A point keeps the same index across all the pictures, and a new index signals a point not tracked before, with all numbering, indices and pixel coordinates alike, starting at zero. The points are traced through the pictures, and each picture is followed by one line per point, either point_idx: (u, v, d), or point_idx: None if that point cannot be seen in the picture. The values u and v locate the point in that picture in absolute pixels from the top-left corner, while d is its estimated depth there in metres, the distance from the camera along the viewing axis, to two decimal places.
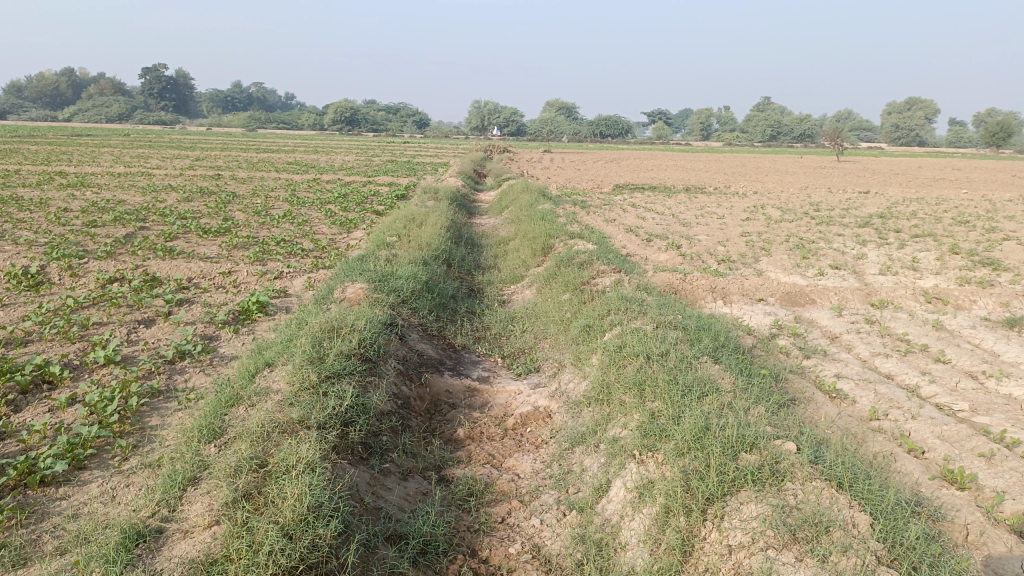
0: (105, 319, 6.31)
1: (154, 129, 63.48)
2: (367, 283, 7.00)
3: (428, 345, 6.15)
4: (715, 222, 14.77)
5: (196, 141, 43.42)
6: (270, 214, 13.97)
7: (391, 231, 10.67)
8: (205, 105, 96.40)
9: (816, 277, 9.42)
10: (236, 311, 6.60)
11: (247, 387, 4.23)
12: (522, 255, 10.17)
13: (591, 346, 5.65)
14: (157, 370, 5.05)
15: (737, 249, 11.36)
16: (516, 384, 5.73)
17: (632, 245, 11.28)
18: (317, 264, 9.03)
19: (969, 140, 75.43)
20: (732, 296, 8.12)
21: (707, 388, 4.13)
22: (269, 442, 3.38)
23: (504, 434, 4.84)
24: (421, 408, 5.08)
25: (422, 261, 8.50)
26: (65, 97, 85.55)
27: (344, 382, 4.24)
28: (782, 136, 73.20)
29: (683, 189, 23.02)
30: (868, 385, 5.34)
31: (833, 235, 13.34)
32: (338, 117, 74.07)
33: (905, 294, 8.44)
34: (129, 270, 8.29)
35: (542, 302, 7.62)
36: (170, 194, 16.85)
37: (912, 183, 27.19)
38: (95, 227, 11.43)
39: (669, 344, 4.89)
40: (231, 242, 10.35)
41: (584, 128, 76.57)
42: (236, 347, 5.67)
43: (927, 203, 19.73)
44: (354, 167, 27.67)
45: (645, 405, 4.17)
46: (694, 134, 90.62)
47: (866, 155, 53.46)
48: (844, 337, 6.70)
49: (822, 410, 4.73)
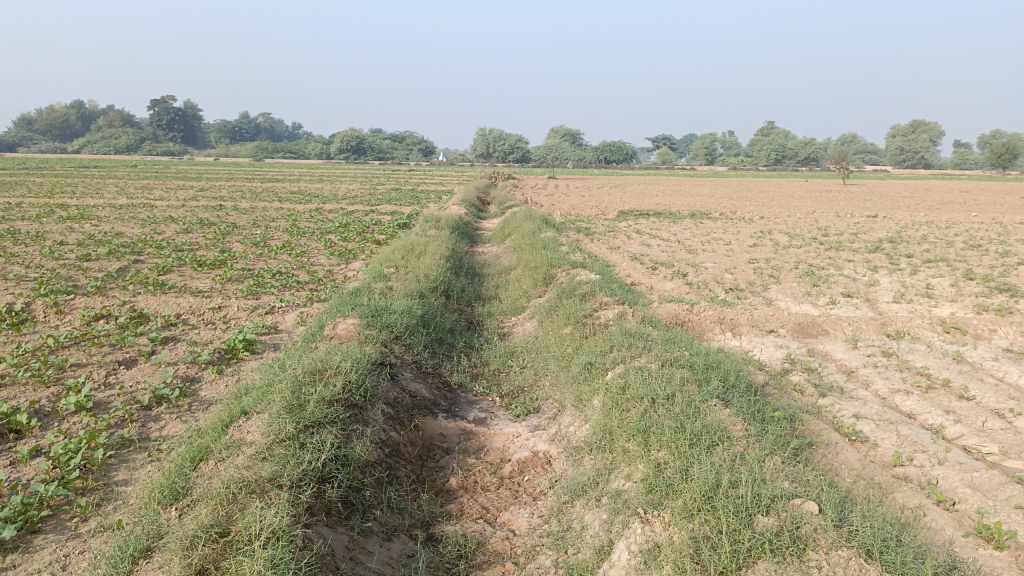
0: (84, 360, 6.03)
1: (161, 159, 63.91)
2: (359, 318, 6.71)
3: (421, 384, 5.84)
4: (722, 248, 14.49)
5: (200, 172, 43.44)
6: (269, 245, 13.74)
7: (389, 262, 10.39)
8: (213, 135, 97.27)
9: (827, 306, 9.10)
10: (222, 350, 6.31)
11: (219, 439, 3.92)
12: (523, 285, 9.89)
13: (593, 386, 5.31)
14: (130, 418, 4.75)
15: (745, 277, 11.06)
16: (514, 426, 5.41)
17: (636, 274, 10.99)
18: (311, 298, 8.75)
19: (975, 163, 75.27)
20: (741, 328, 7.80)
21: (718, 435, 3.80)
22: (234, 506, 3.08)
23: (500, 484, 4.52)
24: (411, 455, 4.76)
25: (419, 293, 8.21)
26: (74, 130, 86.22)
27: (325, 431, 3.94)
28: (787, 160, 73.10)
29: (689, 215, 22.77)
30: (890, 426, 5.00)
31: (843, 261, 13.01)
32: (344, 146, 74.42)
33: (922, 324, 8.10)
34: (116, 306, 8.03)
35: (543, 336, 7.31)
36: (170, 226, 16.67)
37: (920, 206, 26.92)
38: (88, 261, 11.20)
39: (675, 385, 4.56)
40: (225, 274, 10.09)
41: (588, 154, 76.67)
42: (217, 390, 5.37)
43: (937, 226, 19.42)
44: (358, 196, 27.59)
45: (649, 455, 3.84)
46: (699, 159, 90.71)
47: (871, 178, 53.21)
48: (861, 371, 6.36)
49: (841, 458, 4.39)
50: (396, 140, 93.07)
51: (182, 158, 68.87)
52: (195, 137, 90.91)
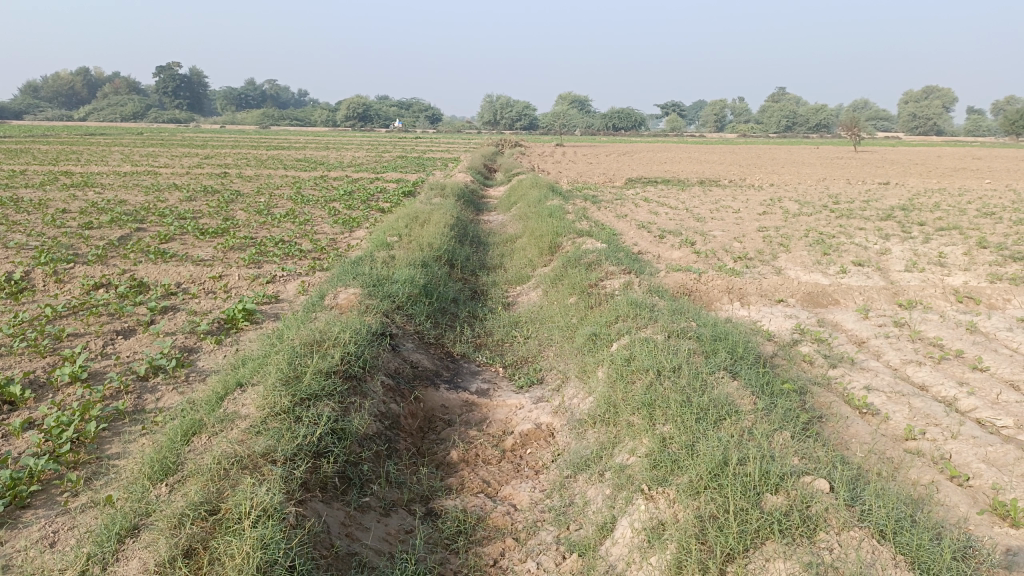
0: (81, 330, 5.94)
1: (166, 127, 63.55)
2: (361, 287, 6.59)
3: (423, 355, 5.75)
4: (730, 216, 14.27)
5: (206, 140, 43.18)
6: (272, 213, 13.59)
7: (392, 230, 10.23)
8: (219, 103, 96.78)
9: (838, 275, 8.93)
10: (221, 319, 6.21)
11: (213, 412, 3.84)
12: (528, 254, 9.75)
13: (597, 357, 5.20)
14: (125, 390, 4.67)
15: (754, 246, 10.88)
16: (517, 398, 5.32)
17: (643, 242, 10.83)
18: (313, 267, 8.63)
19: (988, 129, 74.24)
20: (750, 298, 7.65)
21: (726, 409, 3.68)
22: (224, 484, 3.00)
23: (503, 457, 4.43)
24: (412, 428, 4.68)
25: (422, 262, 8.08)
26: (79, 98, 85.82)
27: (322, 404, 3.84)
28: (798, 127, 72.19)
29: (698, 182, 22.50)
30: (902, 399, 4.88)
31: (855, 230, 12.79)
32: (349, 113, 73.84)
33: (935, 293, 7.93)
34: (116, 275, 7.92)
35: (548, 306, 7.19)
36: (173, 194, 16.52)
37: (932, 174, 26.49)
38: (90, 229, 11.08)
39: (682, 356, 4.44)
40: (227, 243, 9.97)
41: (596, 120, 75.83)
42: (216, 360, 5.29)
43: (949, 194, 19.11)
44: (362, 163, 27.36)
45: (655, 429, 3.74)
46: (708, 126, 89.71)
47: (883, 145, 52.49)
48: (872, 342, 6.22)
49: (851, 432, 4.28)
50: (402, 106, 92.28)
51: (188, 125, 68.31)
52: (201, 104, 90.22)
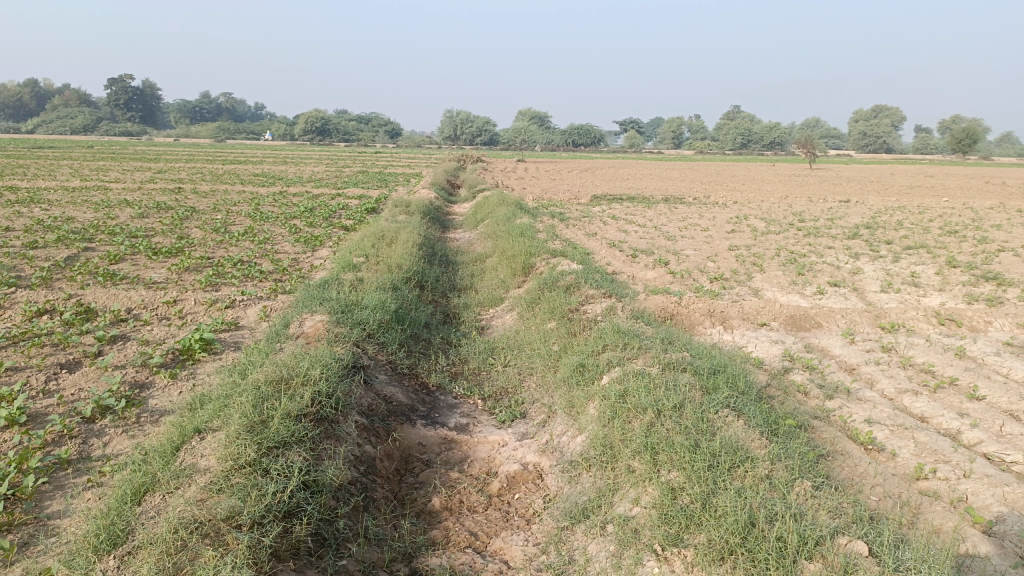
0: (21, 363, 5.42)
1: (118, 141, 62.10)
2: (328, 314, 6.18)
3: (397, 388, 5.36)
4: (700, 235, 14.15)
5: (158, 153, 42.25)
6: (230, 232, 13.04)
7: (358, 250, 9.81)
8: (174, 116, 95.14)
9: (816, 296, 8.78)
10: (176, 351, 5.76)
11: (168, 466, 3.41)
12: (500, 274, 9.43)
13: (586, 391, 4.87)
14: (68, 434, 4.19)
15: (728, 265, 10.72)
16: (499, 434, 4.97)
17: (617, 262, 10.59)
18: (274, 290, 8.19)
19: (936, 146, 76.24)
20: (732, 322, 7.43)
21: (739, 455, 3.39)
22: (181, 572, 2.62)
23: (489, 503, 4.06)
24: (388, 471, 4.30)
25: (391, 285, 7.70)
26: (27, 110, 83.48)
27: (292, 453, 3.45)
28: (753, 144, 73.42)
29: (662, 199, 22.47)
30: (906, 433, 4.66)
31: (824, 248, 12.73)
32: (308, 128, 73.08)
33: (917, 315, 7.79)
34: (61, 300, 7.37)
35: (526, 331, 6.86)
36: (124, 210, 15.84)
37: (888, 191, 26.87)
38: (35, 249, 10.45)
39: (682, 393, 4.12)
40: (183, 264, 9.46)
41: (557, 136, 76.03)
42: (171, 398, 4.84)
43: (910, 212, 19.31)
44: (322, 178, 26.85)
45: (662, 477, 3.42)
46: (666, 142, 90.67)
47: (837, 162, 53.50)
48: (863, 369, 6.01)
49: (858, 471, 4.03)
50: (361, 121, 91.59)
51: (142, 139, 66.73)
52: (154, 117, 88.17)
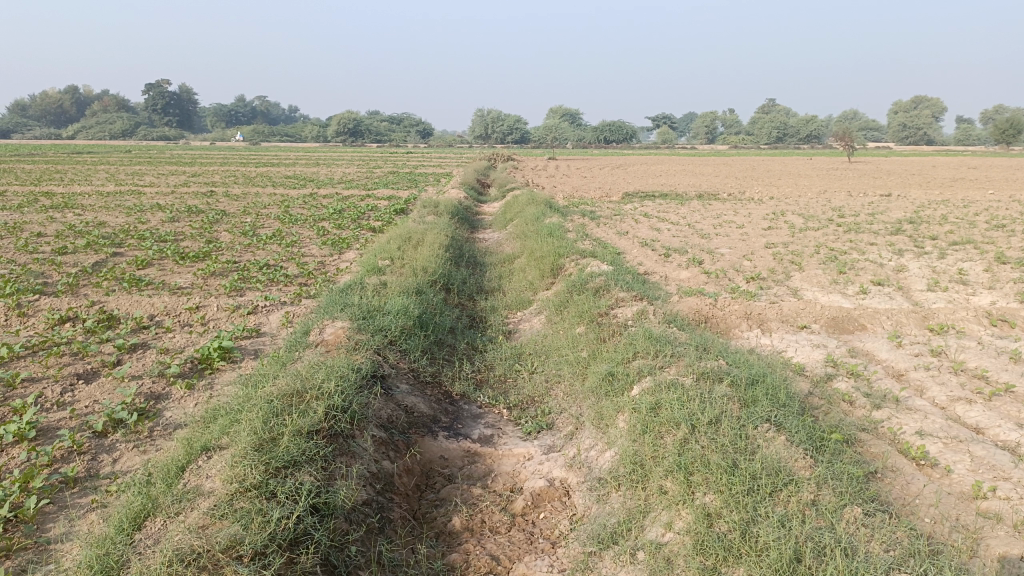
0: (38, 374, 5.32)
1: (155, 145, 63.08)
2: (349, 320, 6.01)
3: (419, 398, 5.15)
4: (735, 232, 13.76)
5: (194, 157, 42.76)
6: (258, 235, 12.98)
7: (383, 253, 9.64)
8: (210, 120, 96.57)
9: (859, 296, 8.41)
10: (195, 360, 5.63)
11: (171, 489, 3.25)
12: (528, 276, 9.20)
13: (615, 402, 4.61)
14: (77, 450, 4.06)
15: (764, 264, 10.36)
16: (525, 446, 4.73)
17: (648, 262, 10.30)
18: (298, 295, 8.06)
19: (978, 138, 74.22)
20: (771, 325, 7.10)
21: (782, 477, 3.13)
22: None
23: (513, 523, 3.83)
24: (407, 488, 4.09)
25: (415, 289, 7.52)
26: (68, 116, 85.17)
27: (302, 473, 3.26)
28: (789, 138, 72.17)
29: (696, 195, 22.04)
30: (960, 446, 4.33)
31: (866, 245, 12.27)
32: (341, 129, 73.57)
33: (967, 316, 7.38)
34: (85, 308, 7.30)
35: (554, 336, 6.62)
36: (156, 215, 15.91)
37: (930, 184, 26.05)
38: (64, 255, 10.47)
39: (719, 407, 3.85)
40: (208, 268, 9.37)
41: (588, 134, 75.48)
42: (185, 410, 4.69)
43: (954, 205, 18.64)
44: (353, 179, 26.87)
45: (696, 501, 3.17)
46: (699, 138, 89.60)
47: (874, 155, 52.33)
48: (911, 376, 5.66)
49: (909, 490, 3.73)
50: (392, 121, 91.98)
51: (178, 143, 67.71)
52: (191, 121, 89.47)
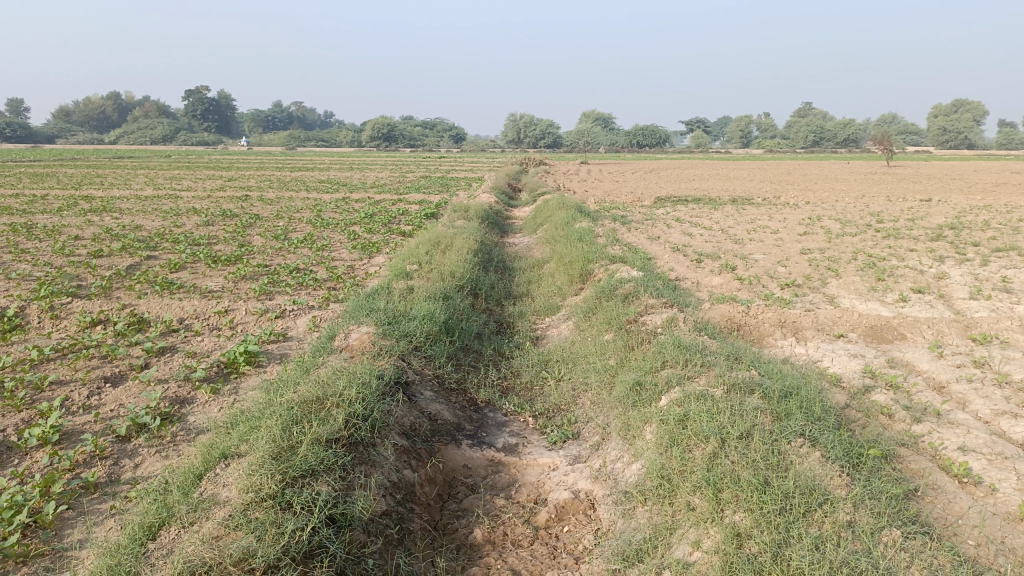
0: (66, 377, 5.35)
1: (192, 149, 64.12)
2: (374, 325, 5.96)
3: (443, 405, 5.07)
4: (769, 238, 13.51)
5: (231, 161, 43.33)
6: (290, 238, 13.05)
7: (412, 257, 9.60)
8: (247, 125, 98.07)
9: (897, 304, 8.17)
10: (221, 364, 5.62)
11: (188, 497, 3.21)
12: (558, 281, 9.10)
13: (643, 412, 4.49)
14: (100, 454, 4.06)
15: (799, 270, 10.14)
16: (550, 456, 4.63)
17: (680, 268, 10.15)
18: (326, 299, 8.05)
19: (1023, 141, 72.38)
20: (806, 333, 6.91)
21: (816, 497, 2.99)
22: None
23: (535, 536, 3.72)
24: (428, 497, 4.01)
25: (443, 294, 7.46)
26: (111, 121, 86.99)
27: (319, 483, 3.21)
28: (826, 142, 71.08)
29: (730, 200, 21.72)
30: (1006, 463, 4.13)
31: (905, 252, 11.95)
32: (374, 133, 74.12)
33: (1012, 326, 7.11)
34: (116, 311, 7.36)
35: (581, 343, 6.51)
36: (191, 218, 16.10)
37: (973, 189, 25.39)
38: (99, 258, 10.60)
39: (750, 419, 3.71)
40: (239, 272, 9.42)
41: (621, 138, 75.09)
42: (208, 415, 4.67)
43: (998, 211, 18.13)
44: (386, 184, 27.00)
45: (725, 519, 3.05)
46: (734, 142, 88.73)
47: (914, 160, 51.25)
48: (953, 388, 5.45)
49: (951, 510, 3.56)
50: (426, 126, 92.46)
51: (217, 148, 68.85)
52: (229, 127, 90.91)
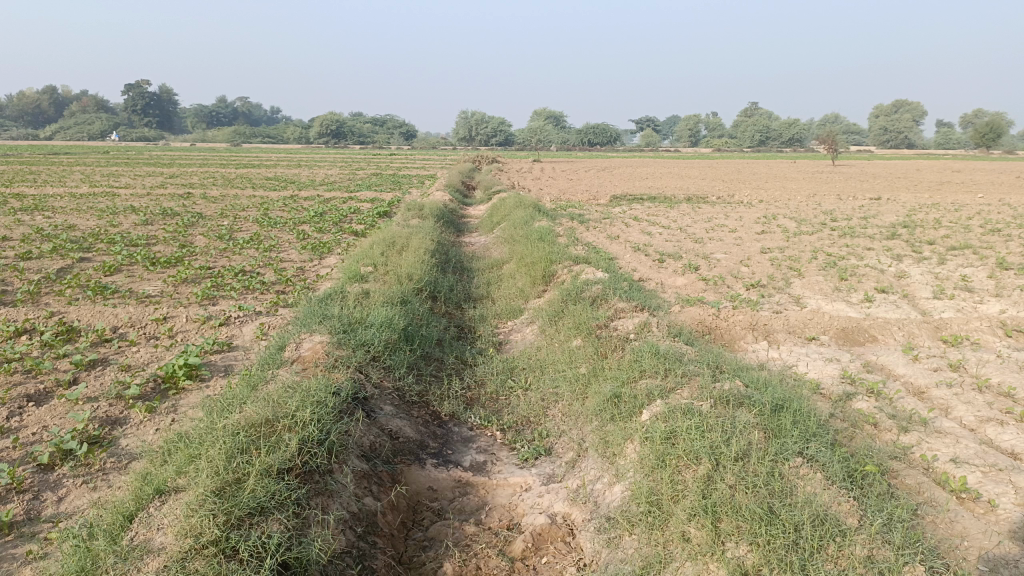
0: None
1: (132, 145, 62.01)
2: (327, 334, 5.53)
3: (405, 421, 4.68)
4: (728, 236, 13.40)
5: (173, 157, 41.97)
6: (235, 238, 12.45)
7: (365, 259, 9.14)
8: (191, 122, 95.55)
9: (863, 304, 8.06)
10: (159, 379, 5.14)
11: (115, 545, 2.81)
12: (519, 282, 8.78)
13: (622, 427, 4.18)
14: (17, 487, 3.58)
15: (763, 270, 10.00)
16: (522, 475, 4.29)
17: (643, 268, 9.92)
18: (275, 304, 7.57)
19: (959, 141, 74.68)
20: (778, 336, 6.72)
21: (830, 529, 2.79)
22: None
23: (511, 570, 3.37)
24: (392, 527, 3.63)
25: (400, 298, 7.06)
26: (46, 117, 83.76)
27: (269, 523, 2.83)
28: (772, 142, 72.27)
29: (685, 198, 21.70)
30: (1002, 475, 3.93)
31: (863, 250, 11.93)
32: (323, 130, 72.83)
33: (981, 327, 7.01)
34: (43, 319, 6.78)
35: (549, 349, 6.19)
36: (129, 217, 15.29)
37: (918, 188, 25.80)
38: (28, 260, 9.90)
39: (745, 437, 3.43)
40: (180, 275, 8.85)
41: (572, 136, 75.22)
42: (144, 439, 4.21)
43: (946, 209, 18.40)
44: (335, 181, 26.41)
45: (727, 555, 2.81)
46: (682, 141, 89.59)
47: (858, 159, 52.30)
48: (934, 393, 5.28)
49: (956, 531, 3.34)
50: (375, 123, 91.29)
51: (159, 144, 66.60)
52: (172, 122, 88.35)
